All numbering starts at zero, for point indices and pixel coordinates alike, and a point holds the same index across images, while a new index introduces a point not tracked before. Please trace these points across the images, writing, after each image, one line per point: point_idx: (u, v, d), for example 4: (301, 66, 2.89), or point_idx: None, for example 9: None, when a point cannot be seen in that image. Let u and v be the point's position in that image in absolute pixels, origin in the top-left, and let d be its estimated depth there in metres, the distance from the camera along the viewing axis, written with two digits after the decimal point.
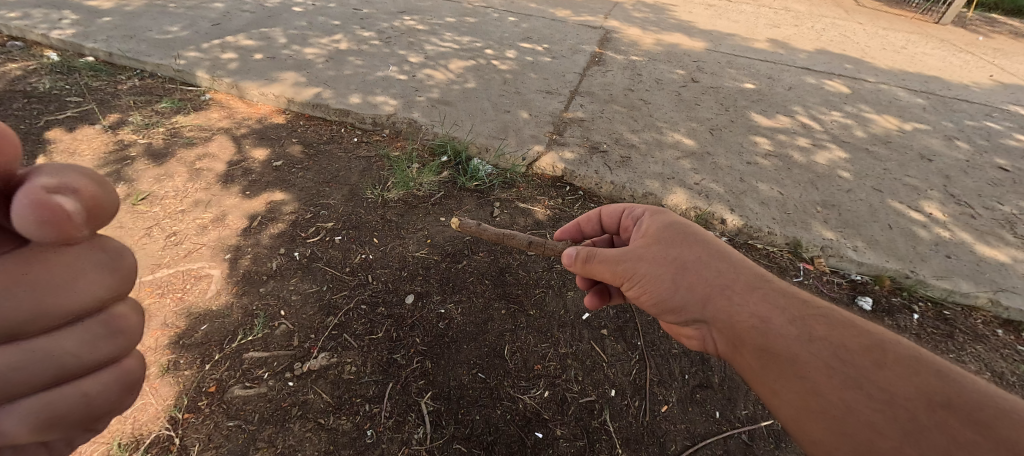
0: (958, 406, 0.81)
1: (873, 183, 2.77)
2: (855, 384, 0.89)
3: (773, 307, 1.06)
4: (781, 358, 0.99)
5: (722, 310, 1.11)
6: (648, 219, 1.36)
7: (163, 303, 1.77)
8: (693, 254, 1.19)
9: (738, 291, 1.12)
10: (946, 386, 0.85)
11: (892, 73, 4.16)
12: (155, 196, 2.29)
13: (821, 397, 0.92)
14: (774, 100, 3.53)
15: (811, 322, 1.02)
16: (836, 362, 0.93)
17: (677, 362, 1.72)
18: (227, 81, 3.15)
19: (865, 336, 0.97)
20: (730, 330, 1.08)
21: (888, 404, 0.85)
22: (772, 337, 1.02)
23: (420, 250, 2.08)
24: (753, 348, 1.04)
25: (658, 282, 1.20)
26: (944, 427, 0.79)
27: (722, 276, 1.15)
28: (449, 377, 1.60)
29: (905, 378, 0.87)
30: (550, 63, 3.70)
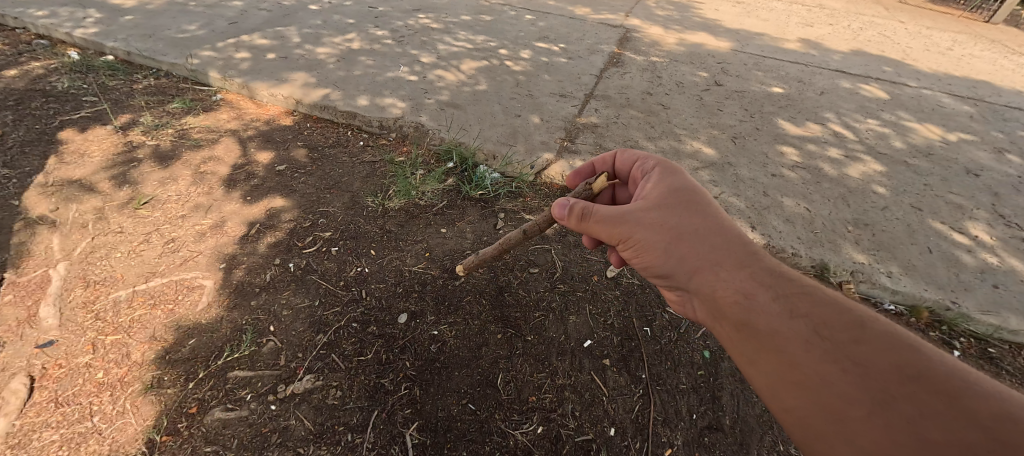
0: (934, 380, 0.72)
1: (912, 201, 2.55)
2: (828, 355, 0.83)
3: (759, 279, 1.01)
4: (760, 328, 0.94)
5: (711, 279, 1.07)
6: (656, 179, 1.32)
7: (154, 315, 1.74)
8: (689, 223, 1.16)
9: (727, 265, 1.07)
10: (925, 359, 0.76)
11: (936, 77, 3.86)
12: (158, 200, 2.26)
13: (798, 369, 0.85)
14: (804, 106, 3.31)
15: (795, 298, 0.95)
16: (815, 333, 0.87)
17: (685, 400, 1.59)
18: (238, 81, 3.13)
19: (849, 313, 0.89)
20: (716, 300, 1.04)
21: (861, 376, 0.77)
22: (753, 310, 0.97)
23: (418, 264, 2.00)
24: (733, 318, 0.99)
25: (654, 248, 1.18)
26: (914, 399, 0.71)
27: (716, 245, 1.11)
28: (438, 407, 1.52)
29: (881, 349, 0.79)
30: (566, 65, 3.56)
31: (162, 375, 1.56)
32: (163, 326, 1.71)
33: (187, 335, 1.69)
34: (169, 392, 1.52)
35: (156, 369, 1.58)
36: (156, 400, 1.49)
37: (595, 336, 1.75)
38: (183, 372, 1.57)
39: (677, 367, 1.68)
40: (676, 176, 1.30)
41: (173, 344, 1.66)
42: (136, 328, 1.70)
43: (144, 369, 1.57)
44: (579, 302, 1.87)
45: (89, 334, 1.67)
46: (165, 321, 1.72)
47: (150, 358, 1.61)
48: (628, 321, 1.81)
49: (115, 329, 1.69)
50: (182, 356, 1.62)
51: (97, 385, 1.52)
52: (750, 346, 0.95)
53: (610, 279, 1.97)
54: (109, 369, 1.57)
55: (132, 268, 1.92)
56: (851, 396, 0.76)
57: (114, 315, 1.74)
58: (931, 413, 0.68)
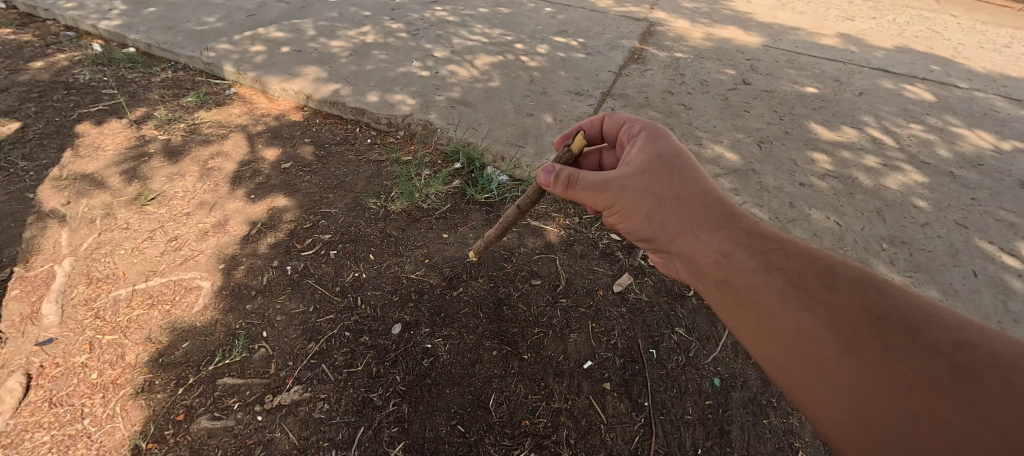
0: (899, 321, 0.80)
1: (957, 216, 2.33)
2: (804, 303, 0.88)
3: (738, 237, 1.05)
4: (741, 283, 0.97)
5: (693, 240, 1.09)
6: (639, 141, 1.30)
7: (150, 316, 1.74)
8: (671, 186, 1.16)
9: (707, 224, 1.09)
10: (888, 298, 0.84)
11: (990, 77, 3.54)
12: (164, 196, 2.26)
13: (776, 321, 0.90)
14: (839, 108, 3.08)
15: (770, 252, 0.99)
16: (790, 284, 0.92)
17: (689, 432, 1.51)
18: (251, 76, 3.12)
19: (818, 262, 0.94)
20: (698, 258, 1.07)
21: (837, 323, 0.83)
22: (732, 267, 1.00)
23: (416, 272, 1.94)
24: (715, 274, 1.03)
25: (638, 211, 1.18)
26: (884, 337, 0.78)
27: (698, 206, 1.13)
28: (426, 426, 1.47)
29: (851, 293, 0.86)
30: (584, 61, 3.42)
31: (154, 379, 1.55)
32: (159, 327, 1.70)
33: (181, 337, 1.67)
34: (158, 397, 1.50)
35: (148, 372, 1.56)
36: (145, 405, 1.48)
37: (596, 357, 1.67)
38: (174, 377, 1.56)
39: (683, 395, 1.60)
40: (657, 137, 1.29)
41: (167, 346, 1.64)
42: (132, 328, 1.69)
43: (136, 371, 1.56)
44: (582, 319, 1.79)
45: (87, 333, 1.67)
46: (161, 322, 1.71)
47: (143, 360, 1.60)
48: (633, 342, 1.73)
49: (112, 328, 1.69)
50: (174, 359, 1.61)
51: (90, 386, 1.52)
52: (731, 301, 0.99)
53: (616, 295, 1.90)
54: (103, 370, 1.57)
55: (134, 266, 1.92)
56: (827, 339, 0.83)
57: (113, 314, 1.74)
58: (900, 349, 0.76)
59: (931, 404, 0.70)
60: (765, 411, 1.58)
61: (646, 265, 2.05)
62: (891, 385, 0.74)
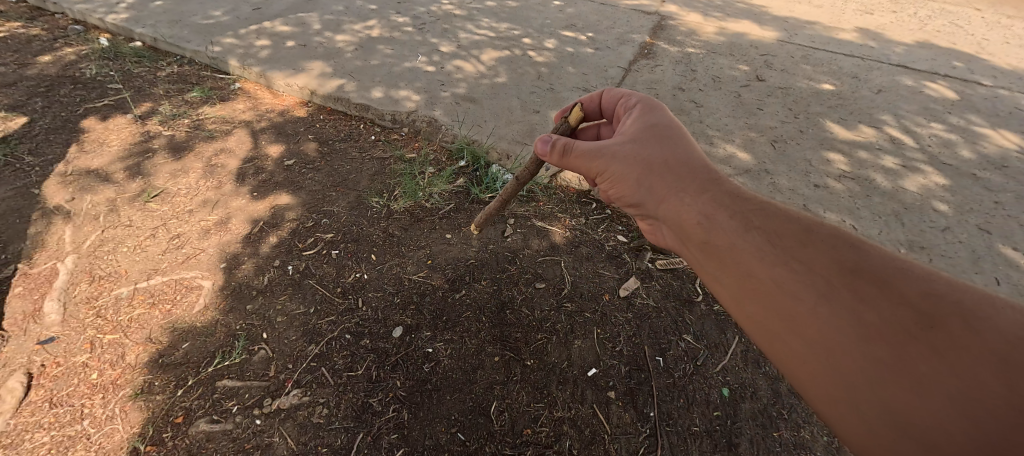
0: (871, 273, 0.77)
1: (979, 221, 2.25)
2: (780, 260, 0.86)
3: (719, 199, 1.03)
4: (721, 243, 0.96)
5: (677, 204, 1.08)
6: (635, 113, 1.31)
7: (151, 315, 1.73)
8: (660, 153, 1.17)
9: (691, 187, 1.09)
10: (861, 252, 0.81)
11: (1016, 74, 3.40)
12: (167, 193, 2.24)
13: (752, 278, 0.88)
14: (856, 106, 2.98)
15: (750, 212, 0.97)
16: (767, 242, 0.90)
17: (696, 444, 1.49)
18: (256, 70, 3.09)
19: (797, 221, 0.92)
20: (681, 220, 1.06)
21: (809, 277, 0.82)
22: (712, 227, 0.99)
23: (418, 273, 1.91)
24: (696, 235, 1.02)
25: (627, 177, 1.20)
26: (855, 290, 0.77)
27: (685, 171, 1.12)
28: (425, 434, 1.46)
29: (826, 249, 0.84)
30: (592, 56, 3.34)
31: (153, 380, 1.54)
32: (160, 327, 1.69)
33: (181, 337, 1.66)
34: (157, 399, 1.49)
35: (147, 373, 1.55)
36: (144, 406, 1.47)
37: (601, 364, 1.65)
38: (174, 378, 1.55)
39: (691, 405, 1.57)
40: (651, 109, 1.30)
41: (167, 346, 1.63)
42: (133, 328, 1.68)
43: (136, 372, 1.56)
44: (586, 325, 1.76)
45: (88, 332, 1.67)
46: (161, 322, 1.70)
47: (143, 360, 1.59)
48: (639, 349, 1.70)
49: (113, 328, 1.68)
50: (174, 360, 1.59)
51: (90, 387, 1.52)
52: (711, 260, 0.98)
53: (623, 300, 1.86)
54: (103, 371, 1.56)
55: (136, 264, 1.91)
56: (801, 294, 0.81)
57: (114, 313, 1.73)
58: (872, 302, 0.74)
59: (902, 357, 0.68)
60: (776, 423, 1.54)
61: (653, 268, 2.00)
62: (863, 337, 0.72)
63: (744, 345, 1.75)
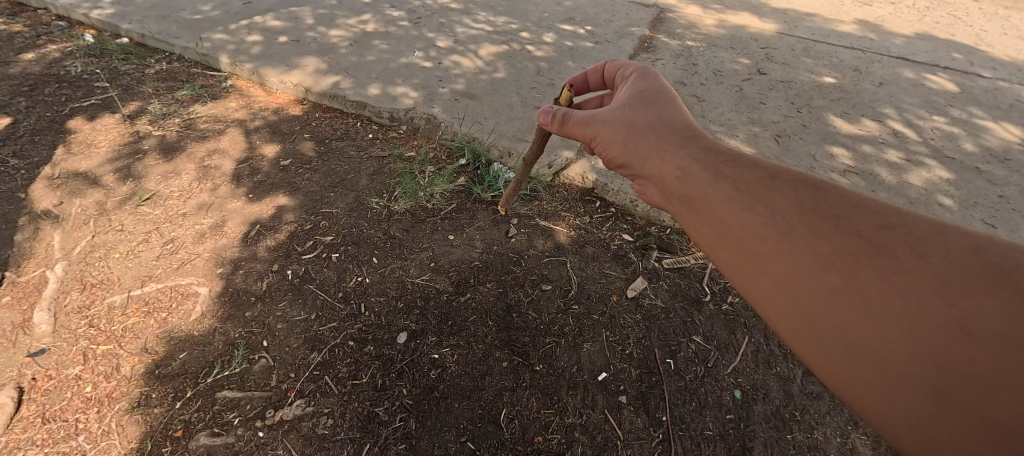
0: (832, 211, 0.75)
1: (983, 215, 2.24)
2: (746, 204, 0.84)
3: (692, 149, 1.00)
4: (693, 193, 0.93)
5: (654, 159, 1.05)
6: (629, 81, 1.28)
7: (146, 324, 1.67)
8: (641, 113, 1.14)
9: (665, 141, 1.05)
10: (823, 191, 0.79)
11: (1014, 65, 3.39)
12: (159, 196, 2.17)
13: (722, 225, 0.86)
14: (859, 100, 2.95)
15: (721, 160, 0.94)
16: (735, 188, 0.87)
17: (709, 448, 1.47)
18: (248, 67, 3.01)
19: (765, 167, 0.88)
20: (658, 175, 1.03)
21: (774, 219, 0.79)
22: (685, 179, 0.96)
23: (421, 276, 1.87)
24: (672, 187, 0.99)
25: (611, 139, 1.17)
26: (816, 228, 0.74)
27: (661, 126, 1.08)
28: (434, 444, 1.42)
29: (789, 189, 0.82)
30: (592, 50, 3.29)
31: (150, 392, 1.49)
32: (155, 336, 1.63)
33: (178, 347, 1.61)
34: (155, 412, 1.44)
35: (144, 385, 1.50)
36: (141, 420, 1.42)
37: (611, 368, 1.62)
38: (171, 389, 1.50)
39: (703, 408, 1.55)
40: (642, 75, 1.26)
41: (164, 357, 1.58)
42: (128, 338, 1.63)
43: (132, 384, 1.50)
44: (595, 327, 1.73)
45: (81, 343, 1.61)
46: (157, 331, 1.65)
47: (139, 372, 1.53)
48: (649, 352, 1.68)
49: (107, 338, 1.63)
50: (171, 371, 1.54)
51: (84, 401, 1.46)
52: (686, 212, 0.96)
53: (630, 301, 1.83)
54: (97, 383, 1.50)
55: (129, 270, 1.85)
56: (765, 235, 0.79)
57: (107, 323, 1.67)
58: (830, 238, 0.73)
59: (857, 289, 0.67)
60: (789, 425, 1.52)
61: (661, 268, 1.97)
62: (820, 272, 0.71)
63: (754, 345, 1.73)
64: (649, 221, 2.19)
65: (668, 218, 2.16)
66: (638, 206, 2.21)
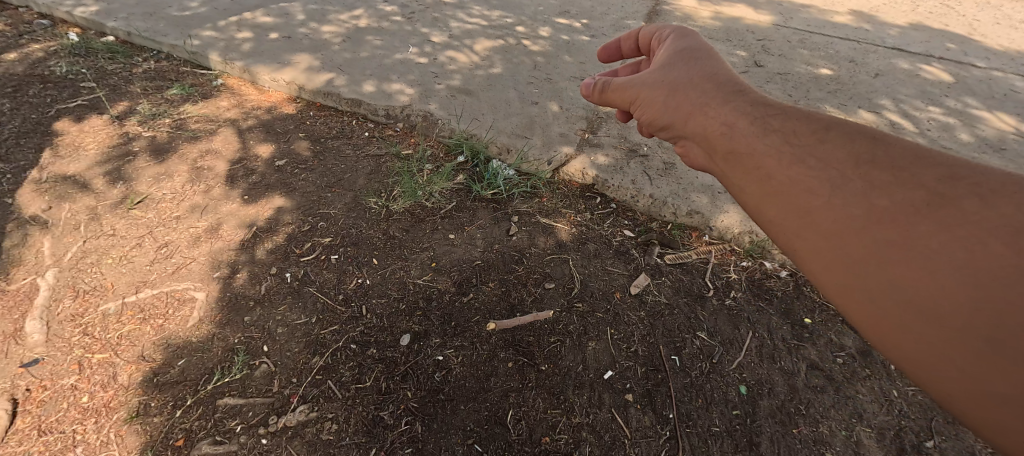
0: (887, 163, 0.70)
1: None
2: (796, 157, 0.78)
3: (739, 105, 0.93)
4: (740, 148, 0.87)
5: (697, 116, 0.98)
6: (669, 42, 1.20)
7: (142, 331, 1.64)
8: (681, 73, 1.07)
9: (706, 100, 0.99)
10: (881, 143, 0.73)
11: (1007, 55, 3.41)
12: (152, 199, 2.12)
13: (767, 180, 0.81)
14: (855, 91, 2.95)
15: (770, 117, 0.88)
16: (785, 142, 0.81)
17: (716, 444, 1.46)
18: (239, 65, 2.95)
19: (818, 122, 0.82)
20: (700, 133, 0.97)
21: (824, 171, 0.74)
22: (728, 136, 0.91)
23: (423, 276, 1.85)
24: (717, 146, 0.92)
25: (648, 102, 1.11)
26: (870, 179, 0.69)
27: (706, 83, 1.02)
28: (441, 447, 1.41)
29: (844, 143, 0.76)
30: (588, 44, 3.26)
31: (149, 401, 1.46)
32: (152, 343, 1.60)
33: (176, 354, 1.58)
34: (155, 421, 1.42)
35: (142, 394, 1.47)
36: (141, 430, 1.40)
37: (617, 366, 1.62)
38: (171, 398, 1.47)
39: (709, 404, 1.54)
40: (684, 35, 1.18)
41: (162, 364, 1.55)
42: (124, 345, 1.59)
43: (130, 393, 1.47)
44: (599, 325, 1.72)
45: (76, 352, 1.57)
46: (154, 338, 1.61)
47: (137, 380, 1.50)
48: (654, 349, 1.67)
49: (102, 346, 1.59)
50: (170, 378, 1.51)
51: (81, 411, 1.43)
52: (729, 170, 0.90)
53: (634, 298, 1.82)
54: (94, 393, 1.47)
55: (123, 276, 1.80)
56: (816, 187, 0.73)
57: (102, 330, 1.63)
58: (888, 188, 0.67)
59: (913, 237, 0.61)
60: (794, 420, 1.52)
61: (663, 264, 1.96)
62: (874, 221, 0.65)
63: (758, 340, 1.72)
64: (650, 216, 2.18)
65: (669, 214, 2.16)
66: (639, 202, 2.20)
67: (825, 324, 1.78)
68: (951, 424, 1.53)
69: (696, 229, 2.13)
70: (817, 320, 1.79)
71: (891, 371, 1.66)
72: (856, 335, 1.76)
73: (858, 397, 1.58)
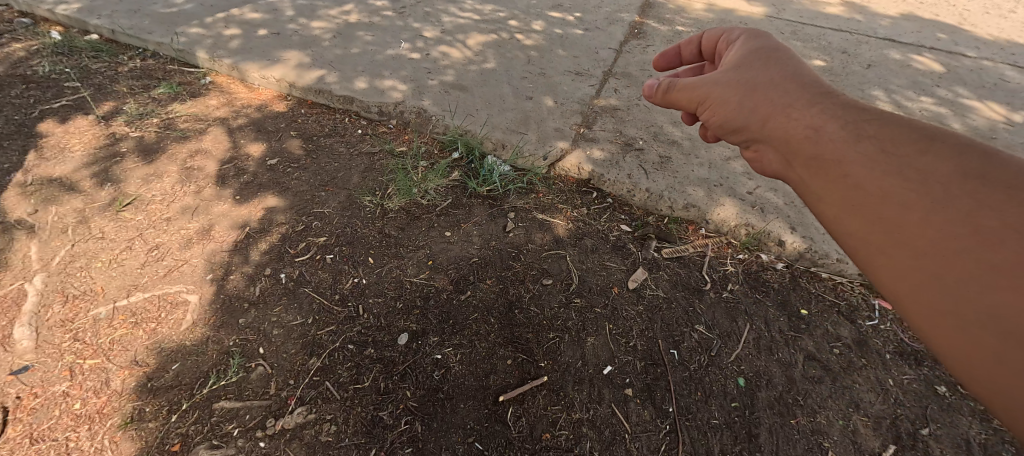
0: (1004, 179, 0.57)
1: None
2: (890, 166, 0.66)
3: (827, 106, 0.81)
4: (822, 152, 0.75)
5: (776, 117, 0.87)
6: (748, 40, 1.07)
7: (135, 336, 1.61)
8: (760, 72, 0.95)
9: (784, 100, 0.87)
10: (1001, 159, 0.60)
11: (996, 45, 3.42)
12: (141, 201, 2.09)
13: (852, 189, 0.69)
14: (849, 82, 2.94)
15: (861, 121, 0.75)
16: (876, 148, 0.69)
17: (716, 437, 1.47)
18: (227, 63, 2.89)
19: (921, 130, 0.69)
20: (777, 137, 0.85)
21: (922, 182, 0.62)
22: (808, 138, 0.79)
23: (419, 275, 1.83)
24: (794, 150, 0.81)
25: (718, 103, 1.00)
26: (979, 196, 0.57)
27: (789, 84, 0.89)
28: (441, 446, 1.40)
29: (952, 155, 0.63)
30: (582, 38, 3.23)
31: (143, 406, 1.43)
32: (146, 348, 1.58)
33: (171, 358, 1.55)
34: (150, 427, 1.39)
35: (137, 399, 1.45)
36: (136, 436, 1.37)
37: (616, 361, 1.61)
38: (166, 402, 1.44)
39: (708, 398, 1.55)
40: (765, 36, 1.05)
41: (156, 369, 1.52)
42: (116, 350, 1.56)
43: (124, 399, 1.45)
44: (598, 321, 1.72)
45: (67, 358, 1.54)
46: (147, 343, 1.59)
47: (130, 386, 1.48)
48: (653, 343, 1.67)
49: (94, 352, 1.56)
50: (165, 383, 1.49)
51: (74, 418, 1.41)
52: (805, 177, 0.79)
53: (632, 292, 1.82)
54: (87, 399, 1.45)
55: (113, 280, 1.77)
56: (914, 201, 0.61)
57: (93, 335, 1.60)
58: (1006, 207, 0.55)
59: None
60: (792, 410, 1.53)
61: (660, 258, 1.96)
62: (974, 243, 0.54)
63: (756, 332, 1.72)
64: (646, 210, 2.17)
65: (665, 207, 2.15)
66: (635, 196, 2.19)
67: (821, 314, 1.79)
68: (946, 411, 1.54)
69: (693, 223, 2.12)
70: (814, 311, 1.80)
71: (886, 360, 1.67)
72: (852, 325, 1.77)
73: (855, 386, 1.59)
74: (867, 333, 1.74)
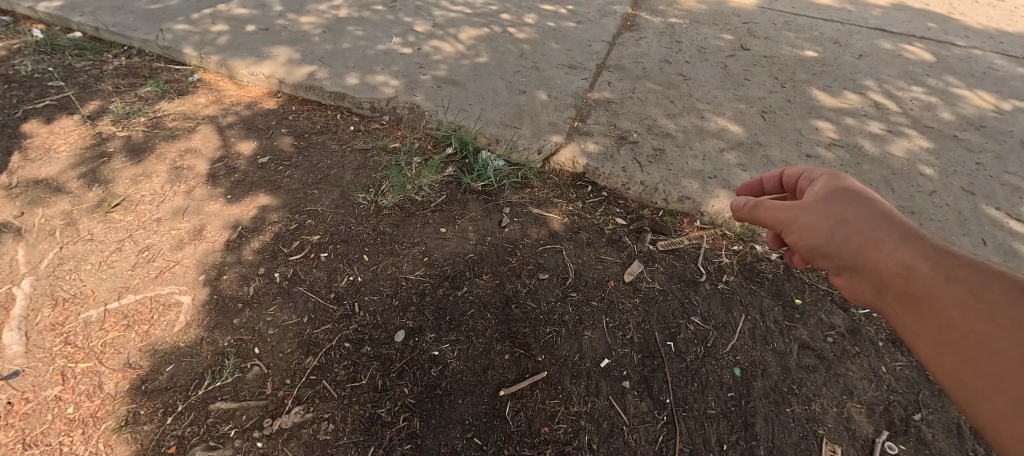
0: None
1: (963, 183, 2.21)
2: (1003, 322, 0.53)
3: (922, 243, 0.67)
4: (918, 290, 0.63)
5: (864, 252, 0.73)
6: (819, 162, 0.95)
7: (127, 338, 1.59)
8: (834, 198, 0.84)
9: (866, 234, 0.74)
10: None
11: (986, 33, 3.43)
12: (131, 201, 2.06)
13: (959, 348, 0.56)
14: (840, 72, 2.93)
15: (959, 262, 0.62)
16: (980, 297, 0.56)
17: (713, 427, 1.47)
18: (215, 60, 2.85)
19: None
20: (868, 276, 0.72)
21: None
22: (901, 282, 0.66)
23: (415, 272, 1.82)
24: (891, 296, 0.67)
25: (791, 233, 0.87)
26: None
27: (874, 218, 0.75)
28: (440, 442, 1.40)
29: None
30: (575, 30, 3.21)
31: (138, 409, 1.42)
32: (138, 350, 1.56)
33: (165, 360, 1.54)
34: (146, 429, 1.38)
35: (131, 402, 1.43)
36: (131, 438, 1.36)
37: (613, 354, 1.62)
38: (161, 405, 1.43)
39: (705, 388, 1.55)
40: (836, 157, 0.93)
41: (150, 371, 1.51)
42: (109, 353, 1.55)
43: (118, 402, 1.43)
44: (594, 314, 1.72)
45: (58, 362, 1.52)
46: (140, 345, 1.57)
47: (124, 389, 1.46)
48: (649, 335, 1.67)
49: (86, 355, 1.54)
50: (159, 385, 1.47)
51: (67, 422, 1.39)
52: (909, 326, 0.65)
53: (628, 285, 1.82)
54: (80, 403, 1.43)
55: (103, 282, 1.75)
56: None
57: (85, 339, 1.58)
58: None
59: None
60: (787, 399, 1.54)
61: (656, 250, 1.96)
62: None
63: (751, 322, 1.73)
64: (641, 204, 2.18)
65: (660, 200, 2.15)
66: (630, 190, 2.19)
67: (815, 303, 1.80)
68: (938, 397, 1.55)
69: (688, 215, 2.13)
70: (808, 300, 1.81)
71: (879, 348, 1.68)
72: (845, 313, 1.78)
73: (848, 374, 1.60)
74: (860, 321, 1.76)
